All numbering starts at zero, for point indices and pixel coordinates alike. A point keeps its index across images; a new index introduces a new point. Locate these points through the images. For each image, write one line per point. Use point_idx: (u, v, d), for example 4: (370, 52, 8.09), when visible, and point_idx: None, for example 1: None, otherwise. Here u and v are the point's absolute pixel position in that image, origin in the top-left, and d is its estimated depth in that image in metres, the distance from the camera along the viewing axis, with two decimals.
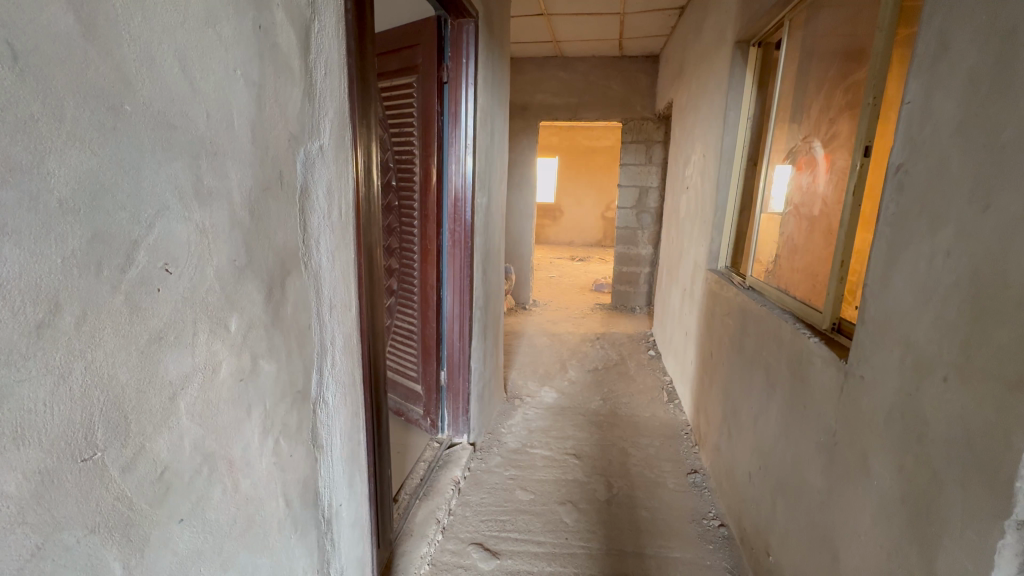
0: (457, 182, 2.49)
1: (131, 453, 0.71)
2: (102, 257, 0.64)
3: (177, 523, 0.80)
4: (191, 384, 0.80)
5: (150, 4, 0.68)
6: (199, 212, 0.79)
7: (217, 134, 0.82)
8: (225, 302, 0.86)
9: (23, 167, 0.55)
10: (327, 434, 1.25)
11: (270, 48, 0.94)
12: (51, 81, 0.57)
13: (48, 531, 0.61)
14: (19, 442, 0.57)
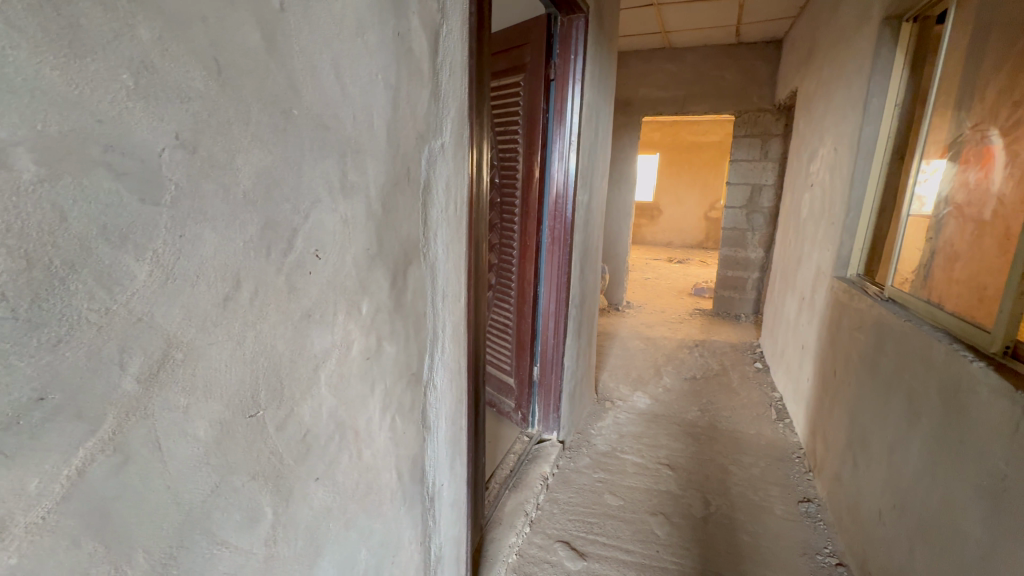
0: (559, 178, 2.49)
1: (283, 414, 0.81)
2: (271, 242, 0.74)
3: (312, 481, 0.90)
4: (330, 358, 0.90)
5: (315, 19, 0.77)
6: (344, 204, 0.88)
7: (359, 133, 0.90)
8: (359, 287, 0.95)
9: (221, 164, 0.65)
10: (434, 416, 1.33)
11: (406, 53, 1.01)
12: (242, 91, 0.66)
13: (223, 473, 0.71)
14: (209, 394, 0.67)
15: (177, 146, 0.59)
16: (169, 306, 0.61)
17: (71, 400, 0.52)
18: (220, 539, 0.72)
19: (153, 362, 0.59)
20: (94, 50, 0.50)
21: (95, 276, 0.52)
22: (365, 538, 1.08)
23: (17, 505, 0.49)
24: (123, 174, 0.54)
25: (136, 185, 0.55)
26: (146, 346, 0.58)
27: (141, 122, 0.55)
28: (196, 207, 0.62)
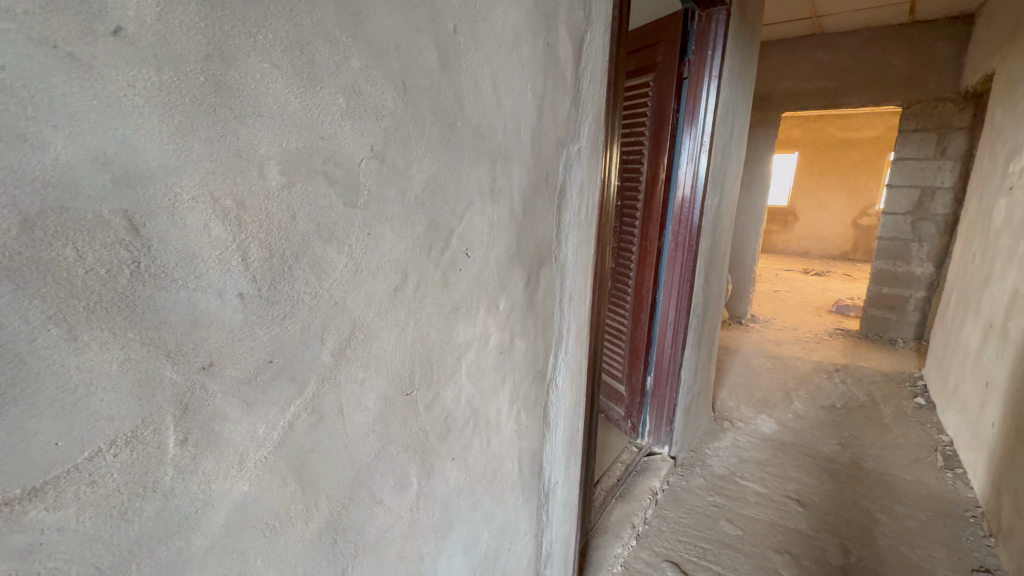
0: (686, 182, 2.36)
1: (431, 395, 0.90)
2: (433, 240, 0.82)
3: (449, 461, 0.98)
4: (471, 349, 0.97)
5: (480, 37, 0.83)
6: (492, 206, 0.94)
7: (507, 141, 0.95)
8: (499, 285, 1.01)
9: (401, 172, 0.74)
10: (554, 414, 1.36)
11: (553, 63, 1.04)
12: (419, 108, 0.75)
13: (384, 442, 0.81)
14: (379, 371, 0.77)
15: (371, 157, 0.69)
16: (357, 293, 0.71)
17: (288, 365, 0.64)
18: (378, 499, 0.82)
19: (342, 340, 0.70)
20: (323, 80, 0.61)
21: (309, 265, 0.63)
22: (487, 521, 1.15)
23: (251, 444, 0.61)
24: (333, 181, 0.64)
25: (341, 190, 0.66)
26: (338, 325, 0.69)
27: (349, 137, 0.65)
28: (381, 210, 0.72)
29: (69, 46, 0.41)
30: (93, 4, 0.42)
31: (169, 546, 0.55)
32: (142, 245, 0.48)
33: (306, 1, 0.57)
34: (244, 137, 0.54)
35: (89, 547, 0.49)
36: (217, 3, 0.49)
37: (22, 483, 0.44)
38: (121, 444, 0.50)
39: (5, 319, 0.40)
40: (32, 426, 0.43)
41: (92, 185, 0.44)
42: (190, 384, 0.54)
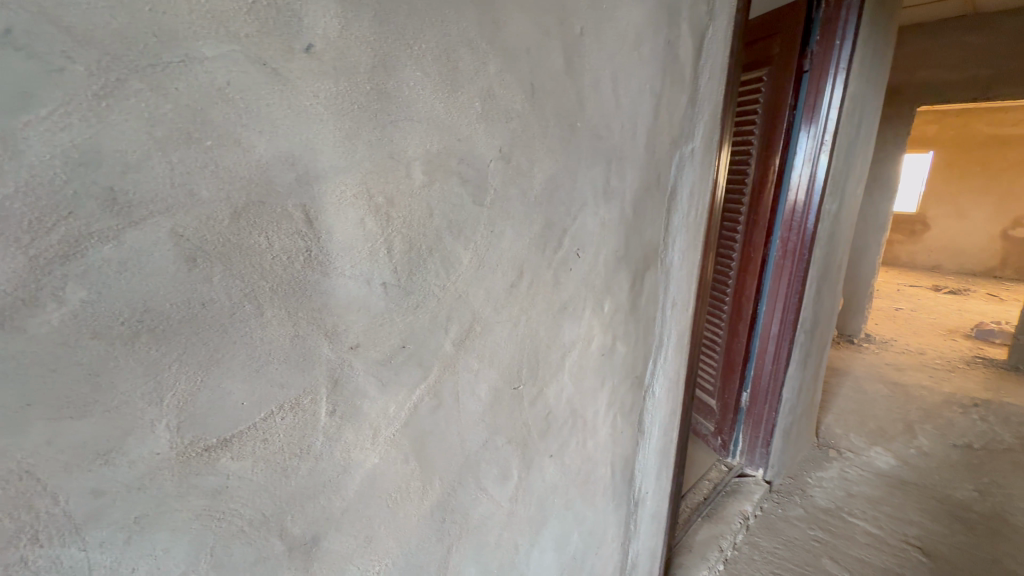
0: (801, 184, 2.16)
1: (536, 391, 0.91)
2: (548, 240, 0.84)
3: (547, 457, 0.99)
4: (575, 349, 0.97)
5: (604, 38, 0.83)
6: (604, 207, 0.93)
7: (624, 141, 0.94)
8: (605, 286, 1.00)
9: (524, 172, 0.76)
10: (649, 421, 1.32)
11: (673, 60, 1.00)
12: (544, 110, 0.76)
13: (491, 432, 0.84)
14: (492, 363, 0.81)
15: (499, 158, 0.71)
16: (478, 287, 0.74)
17: (417, 351, 0.68)
18: (483, 485, 0.86)
19: (463, 330, 0.74)
20: (463, 85, 0.64)
21: (441, 259, 0.68)
22: (578, 522, 1.14)
23: (383, 420, 0.67)
24: (466, 181, 0.68)
25: (472, 189, 0.69)
26: (460, 317, 0.73)
27: (482, 139, 0.68)
28: (504, 209, 0.74)
29: (273, 61, 0.47)
30: (293, 26, 0.48)
31: (315, 503, 0.62)
32: (313, 237, 0.54)
33: (454, 12, 0.61)
34: (395, 139, 0.59)
35: (258, 496, 0.56)
36: (385, 18, 0.54)
37: (216, 434, 0.51)
38: (285, 409, 0.56)
39: (214, 294, 0.48)
40: (228, 385, 0.51)
41: (282, 182, 0.50)
42: (341, 361, 0.60)
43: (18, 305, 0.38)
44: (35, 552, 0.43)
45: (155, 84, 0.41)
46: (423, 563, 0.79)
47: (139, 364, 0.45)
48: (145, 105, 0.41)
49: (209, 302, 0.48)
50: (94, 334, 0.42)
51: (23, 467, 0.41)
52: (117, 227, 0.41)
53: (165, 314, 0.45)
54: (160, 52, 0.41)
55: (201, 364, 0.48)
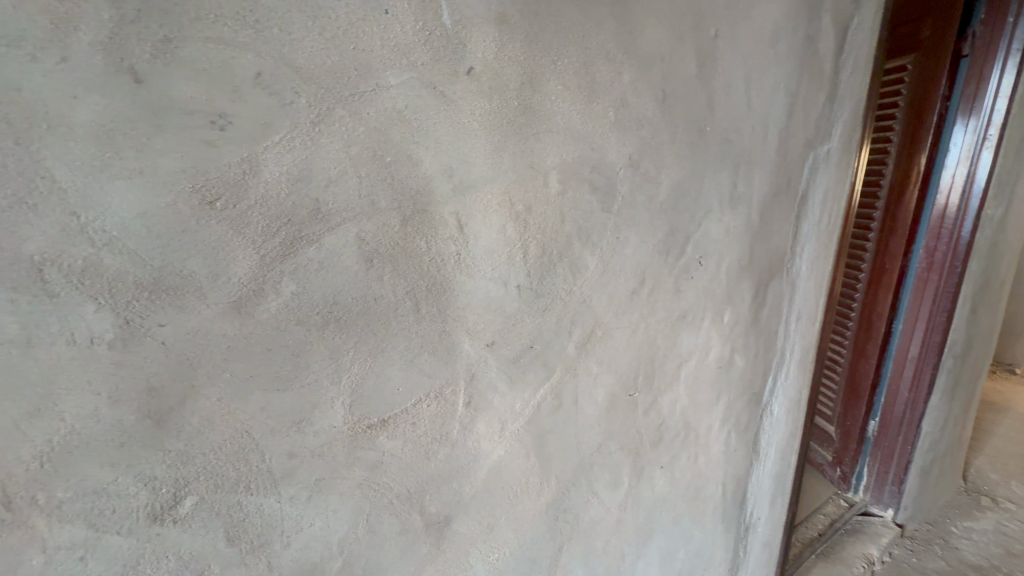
0: (955, 182, 1.78)
1: (650, 400, 0.90)
2: (671, 247, 0.82)
3: (658, 468, 0.96)
4: (692, 359, 0.94)
5: (738, 39, 0.80)
6: (730, 213, 0.89)
7: (754, 144, 0.89)
8: (725, 296, 0.95)
9: (651, 179, 0.76)
10: (765, 442, 1.22)
11: (812, 55, 0.93)
12: (674, 116, 0.75)
13: (605, 437, 0.85)
14: (610, 368, 0.81)
15: (628, 166, 0.72)
16: (601, 293, 0.76)
17: (543, 352, 0.71)
18: (594, 489, 0.86)
19: (585, 334, 0.75)
20: (599, 96, 0.66)
21: (569, 264, 0.70)
22: (685, 539, 1.10)
23: (509, 415, 0.70)
24: (596, 188, 0.69)
25: (602, 197, 0.71)
26: (583, 321, 0.75)
27: (613, 147, 0.70)
28: (630, 215, 0.75)
29: (442, 85, 0.53)
30: (458, 53, 0.53)
31: (449, 485, 0.67)
32: (463, 242, 0.59)
33: (595, 26, 0.63)
34: (536, 150, 0.62)
35: (406, 473, 0.62)
36: (534, 38, 0.58)
37: (379, 415, 0.58)
38: (431, 398, 0.62)
39: (384, 290, 0.54)
40: (388, 371, 0.57)
41: (441, 193, 0.56)
42: (478, 358, 0.65)
43: (251, 295, 0.47)
44: (247, 497, 0.52)
45: (354, 111, 0.48)
46: (536, 557, 0.81)
47: (327, 349, 0.52)
48: (345, 128, 0.48)
49: (380, 298, 0.54)
50: (298, 320, 0.50)
51: (244, 428, 0.50)
52: (319, 232, 0.49)
53: (348, 306, 0.52)
54: (358, 83, 0.48)
55: (370, 352, 0.55)
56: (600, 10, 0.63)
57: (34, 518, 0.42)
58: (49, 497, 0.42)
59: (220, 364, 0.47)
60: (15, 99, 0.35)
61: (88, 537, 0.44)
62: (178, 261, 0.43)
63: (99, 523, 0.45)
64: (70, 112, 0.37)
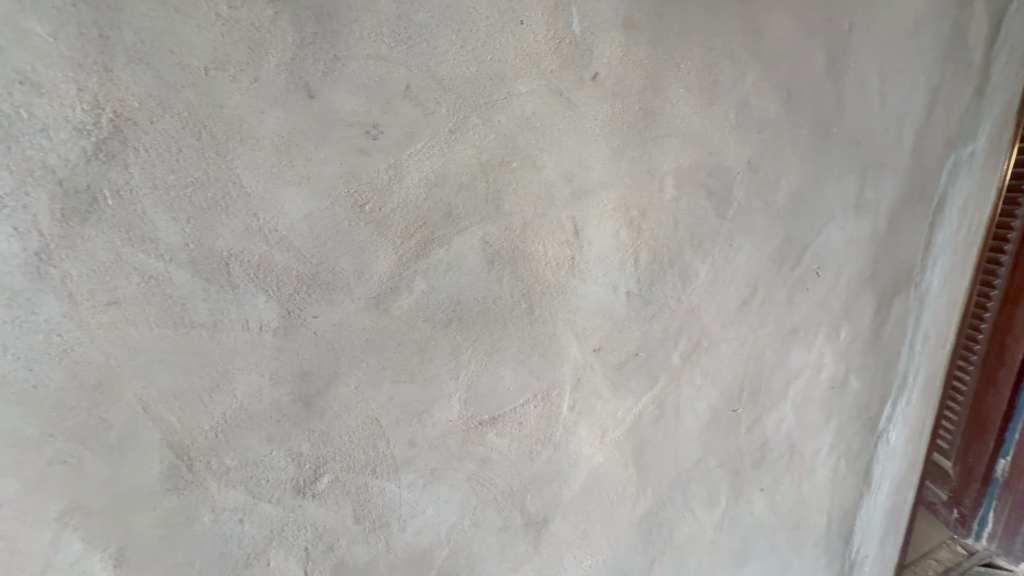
0: None
1: (755, 417, 0.84)
2: (786, 256, 0.77)
3: (757, 490, 0.90)
4: (801, 377, 0.87)
5: (875, 32, 0.73)
6: (854, 220, 0.81)
7: (887, 145, 0.80)
8: (844, 311, 0.87)
9: (769, 183, 0.72)
10: (877, 476, 1.04)
11: (965, 41, 0.80)
12: (798, 116, 0.71)
13: (704, 451, 0.81)
14: (714, 380, 0.78)
15: (746, 170, 0.69)
16: (709, 301, 0.73)
17: (648, 359, 0.70)
18: (690, 505, 0.83)
19: (691, 344, 0.73)
20: (719, 98, 0.64)
21: (680, 272, 0.68)
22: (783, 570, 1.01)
23: (610, 422, 0.70)
24: (711, 194, 0.67)
25: (716, 203, 0.68)
26: (689, 330, 0.72)
27: (731, 150, 0.67)
28: (744, 222, 0.71)
29: (568, 91, 0.54)
30: (586, 58, 0.54)
31: (549, 485, 0.67)
32: (578, 245, 0.59)
33: (720, 26, 0.61)
34: (654, 156, 0.61)
35: (511, 471, 0.64)
36: (659, 40, 0.57)
37: (490, 413, 0.60)
38: (538, 399, 0.63)
39: (503, 292, 0.56)
40: (500, 370, 0.59)
41: (561, 197, 0.56)
42: (584, 362, 0.65)
43: (388, 291, 0.51)
44: (374, 480, 0.56)
45: (487, 118, 0.51)
46: (628, 568, 0.80)
47: (449, 346, 0.55)
48: (477, 136, 0.51)
49: (498, 300, 0.56)
50: (426, 318, 0.53)
51: (375, 415, 0.54)
52: (449, 234, 0.52)
53: (470, 306, 0.55)
54: (492, 92, 0.50)
55: (486, 351, 0.57)
56: (726, 8, 0.61)
57: (206, 480, 0.51)
58: (220, 463, 0.51)
59: (359, 354, 0.52)
60: (220, 115, 0.44)
61: (247, 501, 0.53)
62: (333, 258, 0.49)
63: (256, 490, 0.53)
64: (258, 124, 0.45)
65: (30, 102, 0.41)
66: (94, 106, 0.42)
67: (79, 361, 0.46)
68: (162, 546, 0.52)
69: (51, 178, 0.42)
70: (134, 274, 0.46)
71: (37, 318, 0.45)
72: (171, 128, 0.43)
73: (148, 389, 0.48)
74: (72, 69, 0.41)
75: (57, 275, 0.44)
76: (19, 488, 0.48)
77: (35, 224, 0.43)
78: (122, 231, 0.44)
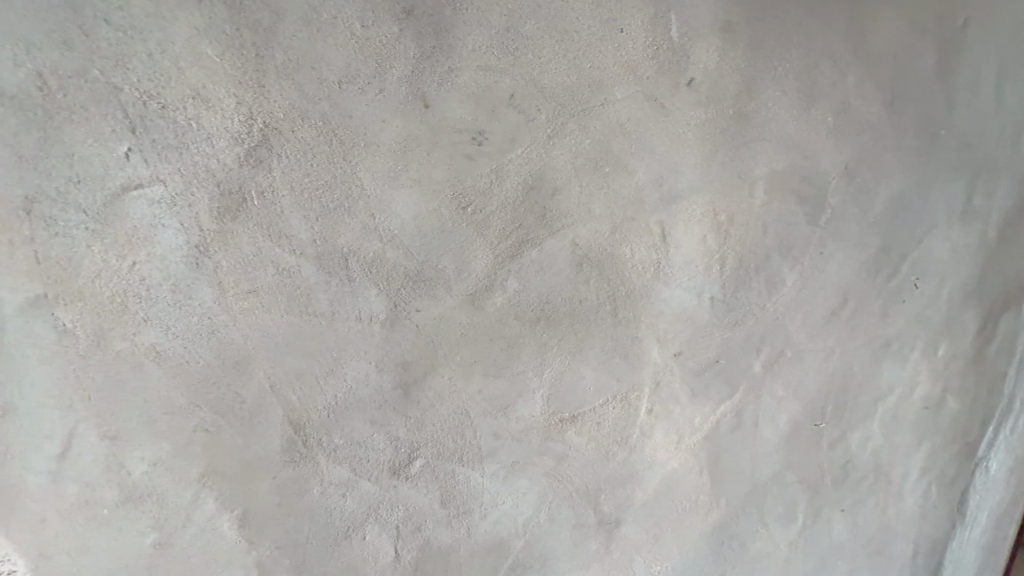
0: None
1: (838, 436, 0.80)
2: (882, 264, 0.73)
3: (837, 514, 0.84)
4: (892, 395, 0.80)
5: (998, 24, 0.67)
6: (960, 227, 0.73)
7: (1004, 140, 0.71)
8: (944, 325, 0.78)
9: (867, 189, 0.69)
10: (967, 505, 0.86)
11: None
12: (903, 117, 0.68)
13: (781, 467, 0.79)
14: (795, 394, 0.75)
15: (842, 174, 0.67)
16: (795, 311, 0.70)
17: (729, 369, 0.69)
18: (764, 521, 0.80)
19: (773, 354, 0.71)
20: (818, 100, 0.65)
21: (766, 279, 0.67)
22: None
23: (687, 426, 0.69)
24: (804, 199, 0.66)
25: (809, 207, 0.67)
26: (772, 340, 0.70)
27: (826, 155, 0.66)
28: (838, 228, 0.69)
29: (662, 95, 0.61)
30: (682, 63, 0.60)
31: (622, 484, 0.69)
32: (665, 251, 0.64)
33: (824, 27, 0.63)
34: (745, 160, 0.64)
35: (594, 468, 0.68)
36: (760, 43, 0.62)
37: (569, 410, 0.66)
38: (617, 400, 0.67)
39: (590, 294, 0.63)
40: (582, 369, 0.65)
41: (651, 200, 0.62)
42: (665, 367, 0.67)
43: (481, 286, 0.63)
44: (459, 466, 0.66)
45: (584, 122, 0.60)
46: None
47: (536, 347, 0.64)
48: (574, 141, 0.61)
49: (585, 301, 0.64)
50: (517, 316, 0.63)
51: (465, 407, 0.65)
52: (540, 238, 0.62)
53: (559, 307, 0.64)
54: (591, 98, 0.60)
55: (572, 352, 0.64)
56: (834, 11, 0.63)
57: (317, 456, 0.65)
58: (332, 440, 0.64)
59: (454, 349, 0.63)
60: (355, 127, 0.59)
61: (349, 478, 0.65)
62: (433, 249, 0.62)
63: (358, 466, 0.65)
64: (386, 131, 0.60)
65: (202, 112, 0.58)
66: (249, 118, 0.58)
67: (222, 340, 0.62)
68: (281, 510, 0.65)
69: (206, 174, 0.59)
70: (269, 266, 0.61)
71: (193, 302, 0.61)
72: (306, 136, 0.59)
73: (277, 366, 0.63)
74: (238, 102, 0.58)
75: (211, 265, 0.61)
76: (167, 446, 0.63)
77: (196, 224, 0.60)
78: (262, 227, 0.60)
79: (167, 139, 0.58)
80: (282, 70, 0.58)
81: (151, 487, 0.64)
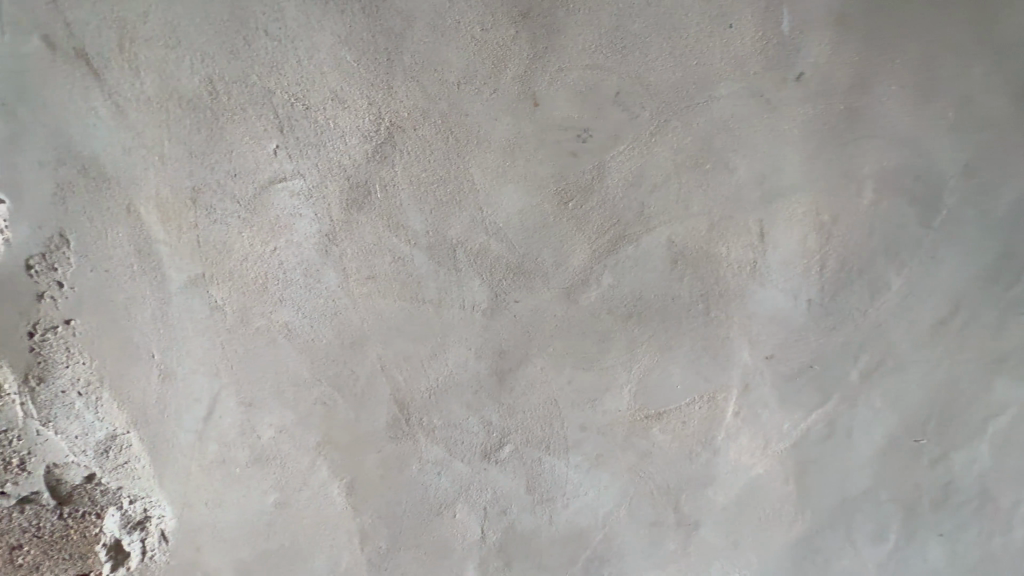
0: None
1: (941, 454, 0.88)
2: (1002, 275, 0.85)
3: (936, 537, 0.89)
4: (1005, 415, 0.87)
5: None
6: None
7: None
8: None
9: (984, 206, 0.84)
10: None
11: None
12: (1007, 142, 0.82)
13: (876, 482, 0.89)
14: (900, 403, 0.87)
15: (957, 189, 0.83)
16: (900, 319, 0.86)
17: (827, 367, 0.87)
18: (854, 538, 0.89)
19: (872, 361, 0.87)
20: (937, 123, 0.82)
21: (868, 284, 0.85)
22: None
23: (768, 414, 0.88)
24: (917, 205, 0.83)
25: (919, 211, 0.84)
26: (872, 348, 0.86)
27: (918, 173, 0.83)
28: (953, 232, 0.84)
29: (768, 93, 0.82)
30: (791, 59, 0.82)
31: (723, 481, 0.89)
32: (761, 251, 0.85)
33: (901, 52, 0.81)
34: (851, 164, 0.83)
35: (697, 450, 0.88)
36: (845, 61, 0.81)
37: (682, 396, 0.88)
38: (704, 399, 0.88)
39: (681, 291, 0.86)
40: (681, 352, 0.87)
41: (749, 199, 0.84)
42: (754, 368, 0.87)
43: (593, 267, 0.87)
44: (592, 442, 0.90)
45: (702, 126, 0.83)
46: None
47: (657, 326, 0.87)
48: (673, 139, 0.84)
49: (676, 297, 0.86)
50: (638, 296, 0.87)
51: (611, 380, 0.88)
52: (653, 237, 0.85)
53: (649, 298, 0.87)
54: (695, 96, 0.83)
55: (694, 346, 0.87)
56: (886, 36, 0.81)
57: (457, 415, 0.91)
58: (440, 389, 0.91)
59: (597, 342, 0.88)
60: (514, 133, 0.86)
61: (443, 457, 0.92)
62: (558, 232, 0.87)
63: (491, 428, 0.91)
64: (520, 126, 0.86)
65: (381, 122, 0.87)
66: (444, 129, 0.87)
67: (340, 320, 0.92)
68: (383, 482, 0.94)
69: (350, 170, 0.89)
70: (385, 255, 0.90)
71: (320, 285, 0.91)
72: (428, 136, 0.87)
73: (448, 335, 0.90)
74: (368, 104, 0.87)
75: (337, 253, 0.90)
76: (358, 390, 0.93)
77: (327, 214, 0.90)
78: (382, 219, 0.89)
79: (313, 141, 0.89)
80: (410, 73, 0.86)
81: (275, 449, 0.95)
